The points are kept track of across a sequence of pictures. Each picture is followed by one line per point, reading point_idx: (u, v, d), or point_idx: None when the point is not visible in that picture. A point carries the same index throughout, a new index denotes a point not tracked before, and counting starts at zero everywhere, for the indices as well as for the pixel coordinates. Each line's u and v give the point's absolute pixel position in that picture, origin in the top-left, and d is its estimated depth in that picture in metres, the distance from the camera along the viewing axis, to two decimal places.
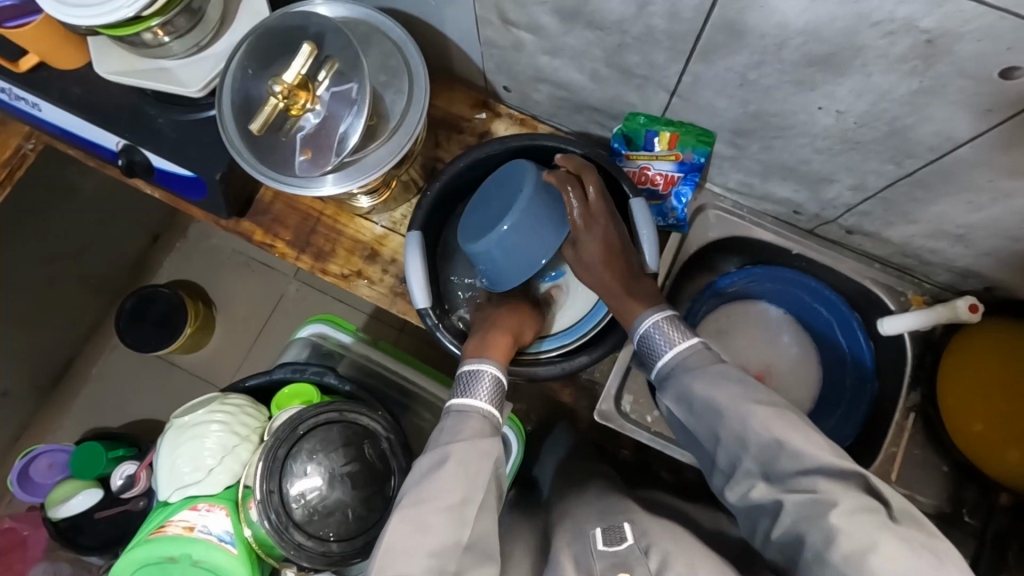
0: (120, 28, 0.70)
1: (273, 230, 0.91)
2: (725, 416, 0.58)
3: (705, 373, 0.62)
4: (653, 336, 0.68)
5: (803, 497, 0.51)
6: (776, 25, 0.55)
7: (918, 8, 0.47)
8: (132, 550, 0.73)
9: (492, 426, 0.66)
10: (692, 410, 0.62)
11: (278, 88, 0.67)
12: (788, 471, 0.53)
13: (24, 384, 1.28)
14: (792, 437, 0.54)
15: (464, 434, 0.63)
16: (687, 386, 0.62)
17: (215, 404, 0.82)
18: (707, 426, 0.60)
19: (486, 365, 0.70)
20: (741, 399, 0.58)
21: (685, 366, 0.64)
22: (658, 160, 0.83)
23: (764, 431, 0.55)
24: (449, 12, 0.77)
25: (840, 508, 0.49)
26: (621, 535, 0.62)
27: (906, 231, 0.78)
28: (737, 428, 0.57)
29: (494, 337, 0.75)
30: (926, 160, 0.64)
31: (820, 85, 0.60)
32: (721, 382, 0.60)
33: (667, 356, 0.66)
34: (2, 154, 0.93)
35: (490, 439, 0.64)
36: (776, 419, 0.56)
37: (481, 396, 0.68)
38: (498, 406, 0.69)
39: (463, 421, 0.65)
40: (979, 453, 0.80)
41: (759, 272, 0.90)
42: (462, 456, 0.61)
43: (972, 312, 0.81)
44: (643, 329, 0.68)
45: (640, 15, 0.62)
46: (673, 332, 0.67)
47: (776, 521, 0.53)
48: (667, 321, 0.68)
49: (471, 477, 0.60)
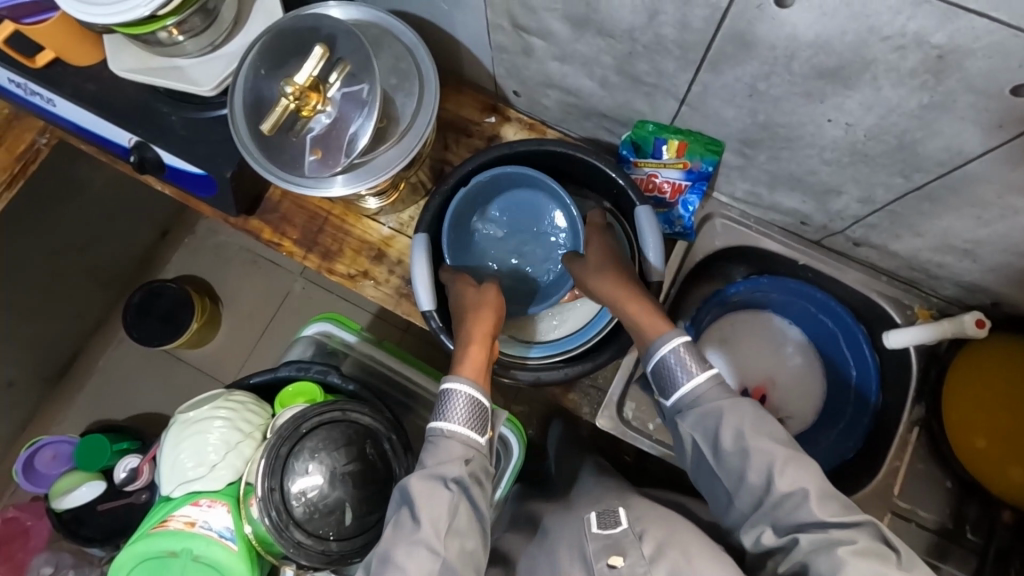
0: (136, 27, 0.70)
1: (280, 229, 0.91)
2: (752, 458, 0.57)
3: (731, 411, 0.60)
4: (671, 366, 0.65)
5: (817, 537, 0.52)
6: (786, 36, 0.55)
7: (929, 23, 0.47)
8: (134, 543, 0.74)
9: (460, 447, 0.63)
10: (712, 444, 0.60)
11: (289, 89, 0.69)
12: (806, 519, 0.53)
13: (30, 375, 1.29)
14: (813, 486, 0.55)
15: (426, 465, 0.62)
16: (709, 422, 0.61)
17: (219, 401, 0.82)
18: (728, 464, 0.59)
19: (454, 389, 0.66)
20: (767, 442, 0.57)
21: (705, 400, 0.62)
22: (665, 168, 0.83)
23: (787, 477, 0.55)
24: (460, 16, 0.78)
25: (853, 545, 0.50)
26: (615, 519, 0.62)
27: (913, 244, 0.78)
28: (761, 471, 0.56)
29: (465, 355, 0.70)
30: (933, 175, 0.64)
31: (828, 98, 0.60)
32: (746, 422, 0.59)
33: (686, 387, 0.63)
34: (16, 147, 0.94)
35: (450, 465, 0.61)
36: (801, 467, 0.56)
37: (443, 419, 0.65)
38: (468, 421, 0.65)
39: (429, 451, 0.63)
40: (981, 468, 0.80)
41: (765, 282, 0.90)
42: (420, 488, 0.59)
43: (979, 327, 0.79)
44: (662, 356, 0.65)
45: (651, 24, 0.62)
46: (692, 360, 0.64)
47: (789, 562, 0.53)
48: (686, 348, 0.65)
49: (430, 508, 0.58)
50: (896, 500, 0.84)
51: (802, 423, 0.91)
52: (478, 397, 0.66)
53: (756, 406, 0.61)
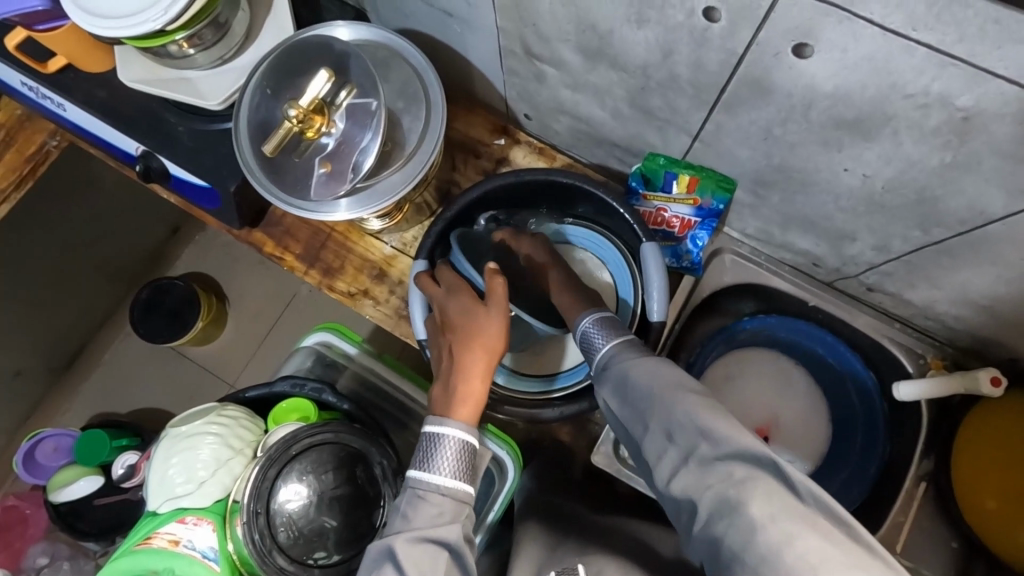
0: (147, 40, 0.70)
1: (283, 243, 0.91)
2: (658, 401, 0.56)
3: (638, 360, 0.61)
4: (592, 335, 0.67)
5: (721, 487, 0.49)
6: (804, 85, 0.53)
7: (954, 85, 0.45)
8: (117, 560, 0.72)
9: (453, 503, 0.60)
10: (626, 397, 0.60)
11: (292, 113, 0.67)
12: (708, 457, 0.51)
13: (34, 367, 1.30)
14: (717, 425, 0.52)
15: (416, 524, 0.58)
16: (619, 373, 0.61)
17: (211, 416, 0.81)
18: (638, 418, 0.58)
19: (449, 437, 0.62)
20: (672, 386, 0.56)
21: (618, 354, 0.63)
22: (675, 203, 0.81)
23: (688, 420, 0.53)
24: (473, 40, 0.77)
25: (757, 503, 0.46)
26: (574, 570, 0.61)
27: (929, 295, 0.75)
28: (666, 413, 0.55)
29: (463, 395, 0.65)
30: (954, 231, 0.62)
31: (846, 147, 0.58)
32: (651, 369, 0.59)
33: (602, 349, 0.65)
34: (27, 149, 0.94)
35: (446, 528, 0.58)
36: (706, 407, 0.54)
37: (434, 471, 0.61)
38: (460, 474, 0.62)
39: (415, 507, 0.60)
40: (988, 529, 0.75)
41: (773, 321, 0.88)
42: (410, 549, 0.56)
43: (994, 386, 0.76)
44: (582, 326, 0.68)
45: (664, 62, 0.60)
46: (609, 327, 0.67)
47: (696, 514, 0.50)
48: (600, 319, 0.68)
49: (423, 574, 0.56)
50: (899, 557, 0.81)
51: (804, 468, 0.88)
52: (471, 447, 0.63)
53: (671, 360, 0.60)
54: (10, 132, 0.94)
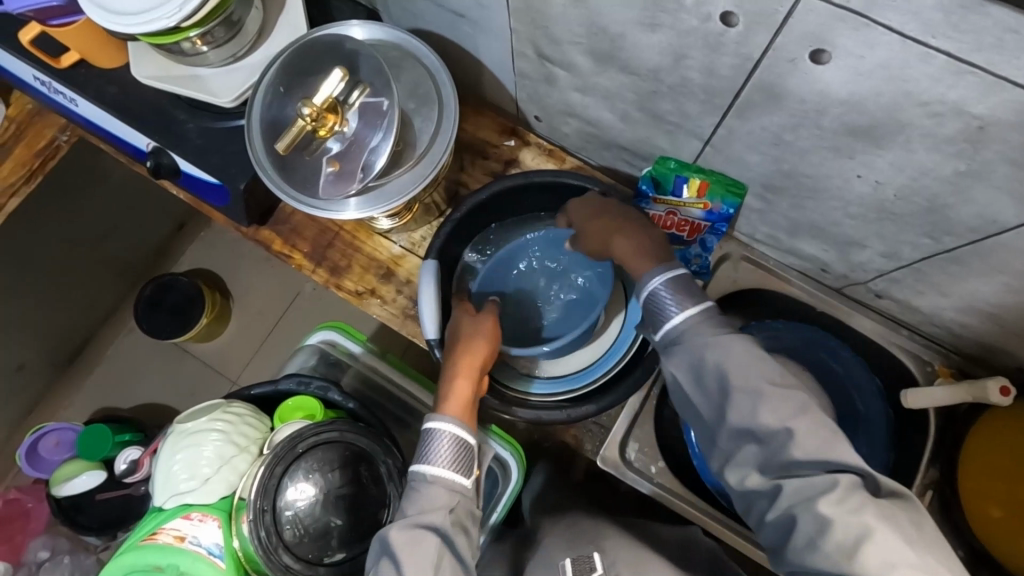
0: (161, 37, 0.70)
1: (291, 241, 0.91)
2: (737, 396, 0.56)
3: (717, 345, 0.59)
4: (660, 300, 0.64)
5: (800, 484, 0.51)
6: (817, 92, 0.53)
7: (969, 94, 0.45)
8: (122, 555, 0.72)
9: (444, 493, 0.63)
10: (701, 383, 0.59)
11: (306, 111, 0.67)
12: (788, 459, 0.52)
13: (39, 360, 1.31)
14: (801, 423, 0.53)
15: (412, 512, 0.62)
16: (697, 355, 0.60)
17: (216, 412, 0.82)
18: (715, 402, 0.59)
19: (441, 429, 0.65)
20: (755, 378, 0.56)
21: (694, 334, 0.61)
22: (685, 207, 0.80)
23: (774, 418, 0.54)
24: (484, 41, 0.77)
25: (833, 497, 0.49)
26: (590, 566, 0.67)
27: (937, 303, 0.75)
28: (747, 409, 0.56)
29: (452, 392, 0.69)
30: (964, 240, 0.62)
31: (858, 154, 0.58)
32: (733, 356, 0.58)
33: (673, 320, 0.63)
34: (37, 143, 0.95)
35: (434, 514, 0.62)
36: (788, 404, 0.55)
37: (426, 463, 0.65)
38: (453, 465, 0.65)
39: (411, 498, 0.63)
40: (992, 538, 0.75)
41: (780, 325, 0.88)
42: (403, 537, 0.59)
43: (1004, 395, 0.75)
44: (654, 287, 0.65)
45: (676, 67, 0.60)
46: (682, 294, 0.64)
47: (769, 505, 0.54)
48: (677, 279, 0.65)
49: (412, 559, 0.58)
50: None
51: None
52: (461, 438, 0.65)
53: (751, 345, 0.60)
54: (21, 126, 0.95)
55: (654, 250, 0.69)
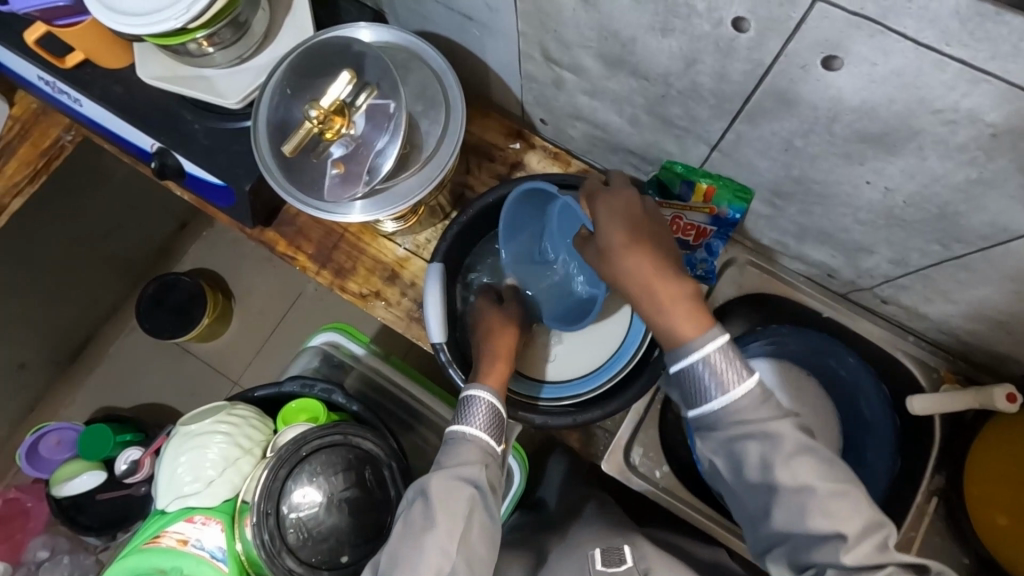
0: (167, 38, 0.70)
1: (296, 243, 0.91)
2: (785, 494, 0.55)
3: (761, 436, 0.56)
4: (700, 375, 0.57)
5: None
6: (829, 98, 0.53)
7: (985, 102, 0.45)
8: (125, 558, 0.72)
9: (478, 452, 0.64)
10: (742, 476, 0.57)
11: (313, 113, 0.67)
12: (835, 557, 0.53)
13: (40, 358, 1.30)
14: (853, 527, 0.53)
15: (450, 463, 0.63)
16: (740, 445, 0.56)
17: (221, 414, 0.81)
18: (759, 494, 0.57)
19: (480, 395, 0.67)
20: (804, 476, 0.55)
21: (739, 420, 0.56)
22: (691, 211, 0.80)
23: (824, 520, 0.53)
24: (492, 44, 0.77)
25: None
26: (619, 557, 0.63)
27: (944, 309, 0.75)
28: (795, 508, 0.54)
29: (489, 367, 0.72)
30: (975, 247, 0.61)
31: (869, 161, 0.58)
32: (782, 450, 0.55)
33: (715, 402, 0.57)
34: (41, 143, 0.94)
35: (470, 468, 0.63)
36: (835, 501, 0.54)
37: (465, 424, 0.66)
38: (487, 427, 0.66)
39: (448, 451, 0.65)
40: (999, 546, 0.75)
41: (785, 331, 0.88)
42: (440, 487, 0.61)
43: (1010, 402, 0.75)
44: (691, 363, 0.57)
45: (687, 72, 0.60)
46: (726, 370, 0.56)
47: None
48: (720, 354, 0.56)
49: (445, 511, 0.60)
50: None
51: None
52: (497, 407, 0.67)
53: (797, 431, 0.57)
54: (25, 126, 0.94)
55: (690, 305, 0.59)
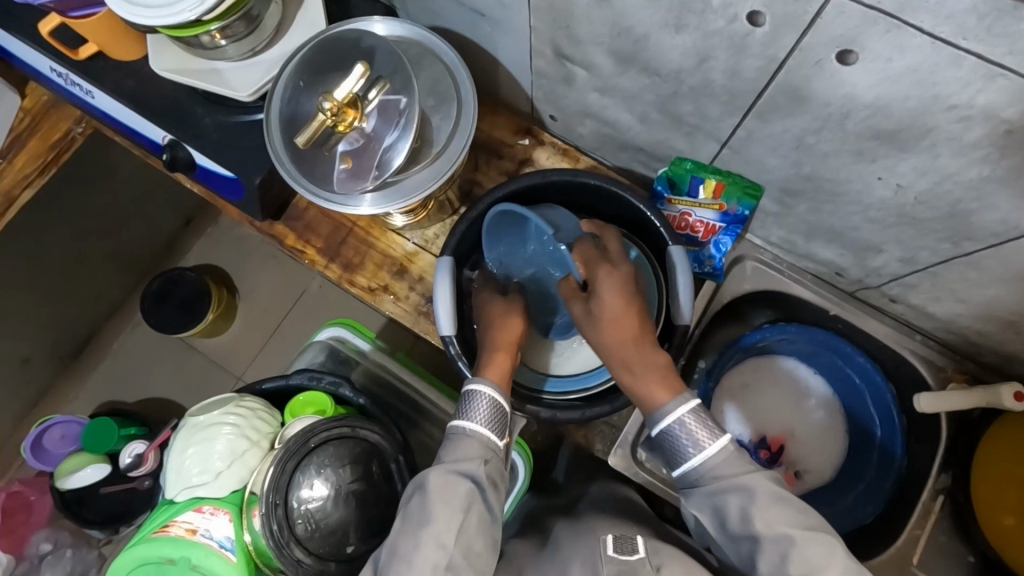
0: (181, 30, 0.70)
1: (305, 237, 0.91)
2: (764, 540, 0.55)
3: (739, 487, 0.58)
4: (676, 437, 0.62)
5: None
6: (843, 95, 0.53)
7: (1000, 98, 0.45)
8: (133, 547, 0.72)
9: (479, 447, 0.65)
10: (725, 529, 0.58)
11: (327, 105, 0.67)
12: None
13: (46, 352, 1.31)
14: None
15: (449, 459, 0.64)
16: (720, 498, 0.59)
17: (229, 406, 0.82)
18: (742, 547, 0.57)
19: (483, 390, 0.67)
20: (784, 524, 0.55)
21: (716, 473, 0.60)
22: (700, 208, 0.81)
23: (805, 570, 0.53)
24: (503, 40, 0.77)
25: None
26: (632, 546, 0.60)
27: (953, 309, 0.75)
28: (774, 557, 0.54)
29: (494, 360, 0.72)
30: (985, 245, 0.61)
31: (881, 158, 0.58)
32: (758, 500, 0.57)
33: (692, 462, 0.61)
34: (51, 136, 0.95)
35: (469, 463, 0.63)
36: (816, 551, 0.53)
37: (467, 420, 0.66)
38: (489, 423, 0.66)
39: (449, 447, 0.65)
40: (1008, 547, 0.74)
41: (793, 330, 0.87)
42: (437, 484, 0.61)
43: (1018, 401, 0.75)
44: (666, 426, 0.62)
45: (699, 68, 0.60)
46: (700, 432, 0.61)
47: None
48: (692, 417, 0.61)
49: (445, 506, 0.60)
50: (914, 569, 0.80)
51: (819, 477, 0.89)
52: (500, 401, 0.67)
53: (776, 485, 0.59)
54: (36, 118, 0.95)
55: (663, 375, 0.65)
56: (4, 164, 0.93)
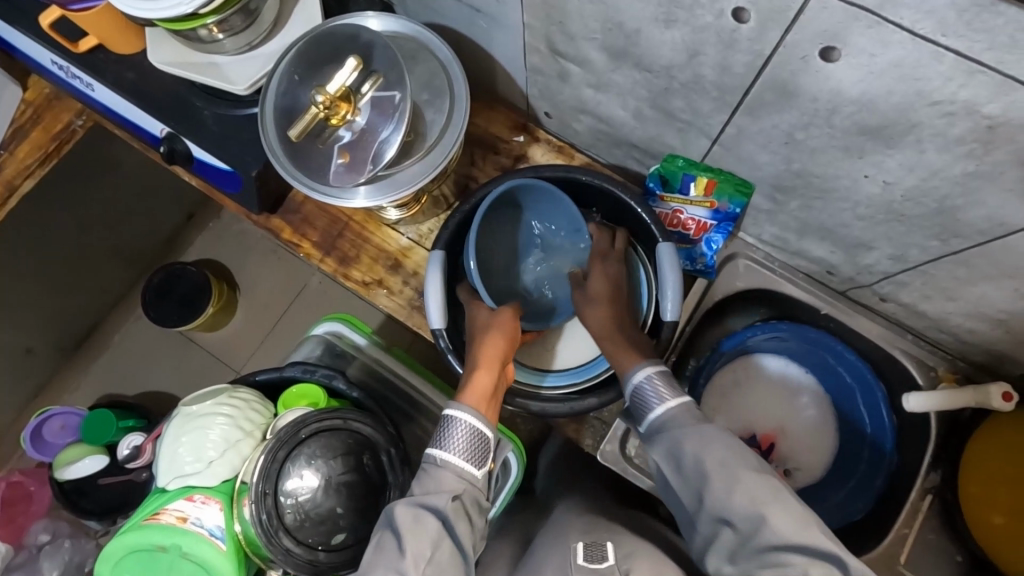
0: (178, 23, 0.71)
1: (301, 230, 0.92)
2: (715, 480, 0.57)
3: (693, 433, 0.60)
4: (644, 394, 0.65)
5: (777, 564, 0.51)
6: (829, 90, 0.53)
7: (981, 93, 0.45)
8: (125, 534, 0.74)
9: (452, 479, 0.64)
10: (681, 474, 0.60)
11: (319, 99, 0.68)
12: (766, 544, 0.52)
13: (47, 344, 1.32)
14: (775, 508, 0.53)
15: (418, 494, 0.63)
16: (676, 446, 0.60)
17: (223, 397, 0.82)
18: (696, 492, 0.58)
19: (462, 417, 0.66)
20: (730, 465, 0.57)
21: (674, 423, 0.63)
22: (692, 206, 0.81)
23: (750, 504, 0.54)
24: (498, 36, 0.77)
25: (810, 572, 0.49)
26: (602, 554, 0.60)
27: (944, 307, 0.75)
28: (725, 496, 0.55)
29: (478, 380, 0.70)
30: (972, 242, 0.62)
31: (868, 155, 0.58)
32: (709, 445, 0.59)
33: (657, 412, 0.64)
34: (53, 128, 0.96)
35: (437, 496, 0.62)
36: (766, 492, 0.55)
37: (443, 448, 0.66)
38: (464, 453, 0.65)
39: (421, 481, 0.65)
40: (997, 547, 0.74)
41: (784, 328, 0.87)
42: (405, 519, 0.60)
43: (1005, 401, 0.76)
44: (636, 383, 0.66)
45: (689, 63, 0.60)
46: (664, 387, 0.65)
47: None
48: (659, 376, 0.66)
49: (415, 538, 0.58)
50: (902, 568, 0.80)
51: (811, 475, 0.88)
52: (480, 428, 0.67)
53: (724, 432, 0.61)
54: (38, 110, 0.96)
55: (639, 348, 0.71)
56: (5, 156, 0.94)
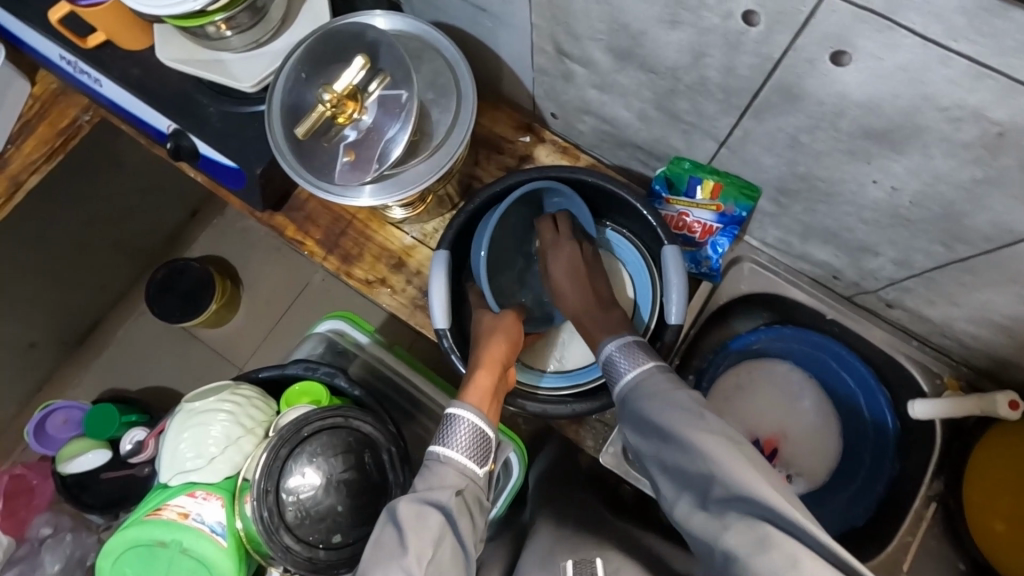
0: (186, 20, 0.71)
1: (304, 228, 0.92)
2: (670, 437, 0.56)
3: (655, 396, 0.61)
4: (615, 363, 0.68)
5: (731, 516, 0.48)
6: (835, 94, 0.53)
7: (989, 98, 0.45)
8: (127, 529, 0.74)
9: (454, 475, 0.64)
10: (646, 437, 0.60)
11: (326, 96, 0.70)
12: (719, 494, 0.50)
13: (51, 338, 1.32)
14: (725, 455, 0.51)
15: (422, 489, 0.62)
16: (640, 411, 0.61)
17: (226, 393, 0.83)
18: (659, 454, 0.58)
19: (465, 416, 0.67)
20: (683, 421, 0.56)
21: (642, 387, 0.64)
22: (698, 208, 0.81)
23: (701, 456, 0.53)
24: (503, 35, 0.77)
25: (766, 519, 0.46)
26: None
27: (949, 313, 0.75)
28: (681, 452, 0.54)
29: (481, 382, 0.70)
30: (978, 248, 0.61)
31: (875, 159, 0.58)
32: (667, 404, 0.59)
33: (625, 377, 0.66)
34: (60, 123, 0.96)
35: (438, 492, 0.62)
36: (718, 442, 0.52)
37: (446, 445, 0.66)
38: (467, 451, 0.66)
39: (425, 476, 0.64)
40: (1001, 556, 0.73)
41: (788, 332, 0.87)
42: (409, 515, 0.59)
43: (1012, 409, 0.75)
44: (607, 351, 0.69)
45: (695, 65, 0.60)
46: (634, 354, 0.67)
47: (712, 553, 0.49)
48: (630, 346, 0.68)
49: (418, 536, 0.57)
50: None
51: (812, 480, 0.88)
52: (481, 427, 0.67)
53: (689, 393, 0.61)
54: (45, 105, 0.96)
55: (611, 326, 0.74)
56: (12, 150, 0.94)
